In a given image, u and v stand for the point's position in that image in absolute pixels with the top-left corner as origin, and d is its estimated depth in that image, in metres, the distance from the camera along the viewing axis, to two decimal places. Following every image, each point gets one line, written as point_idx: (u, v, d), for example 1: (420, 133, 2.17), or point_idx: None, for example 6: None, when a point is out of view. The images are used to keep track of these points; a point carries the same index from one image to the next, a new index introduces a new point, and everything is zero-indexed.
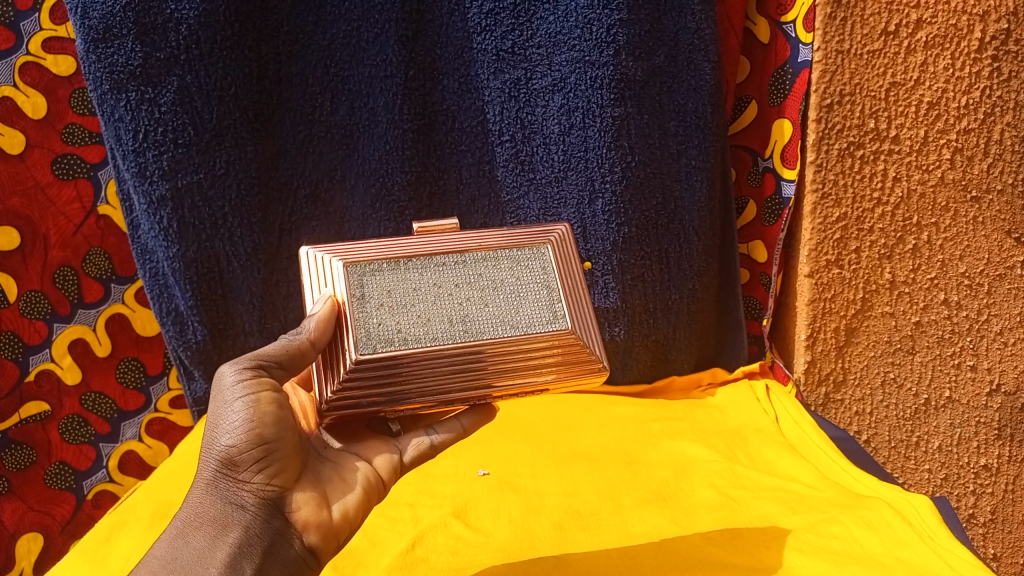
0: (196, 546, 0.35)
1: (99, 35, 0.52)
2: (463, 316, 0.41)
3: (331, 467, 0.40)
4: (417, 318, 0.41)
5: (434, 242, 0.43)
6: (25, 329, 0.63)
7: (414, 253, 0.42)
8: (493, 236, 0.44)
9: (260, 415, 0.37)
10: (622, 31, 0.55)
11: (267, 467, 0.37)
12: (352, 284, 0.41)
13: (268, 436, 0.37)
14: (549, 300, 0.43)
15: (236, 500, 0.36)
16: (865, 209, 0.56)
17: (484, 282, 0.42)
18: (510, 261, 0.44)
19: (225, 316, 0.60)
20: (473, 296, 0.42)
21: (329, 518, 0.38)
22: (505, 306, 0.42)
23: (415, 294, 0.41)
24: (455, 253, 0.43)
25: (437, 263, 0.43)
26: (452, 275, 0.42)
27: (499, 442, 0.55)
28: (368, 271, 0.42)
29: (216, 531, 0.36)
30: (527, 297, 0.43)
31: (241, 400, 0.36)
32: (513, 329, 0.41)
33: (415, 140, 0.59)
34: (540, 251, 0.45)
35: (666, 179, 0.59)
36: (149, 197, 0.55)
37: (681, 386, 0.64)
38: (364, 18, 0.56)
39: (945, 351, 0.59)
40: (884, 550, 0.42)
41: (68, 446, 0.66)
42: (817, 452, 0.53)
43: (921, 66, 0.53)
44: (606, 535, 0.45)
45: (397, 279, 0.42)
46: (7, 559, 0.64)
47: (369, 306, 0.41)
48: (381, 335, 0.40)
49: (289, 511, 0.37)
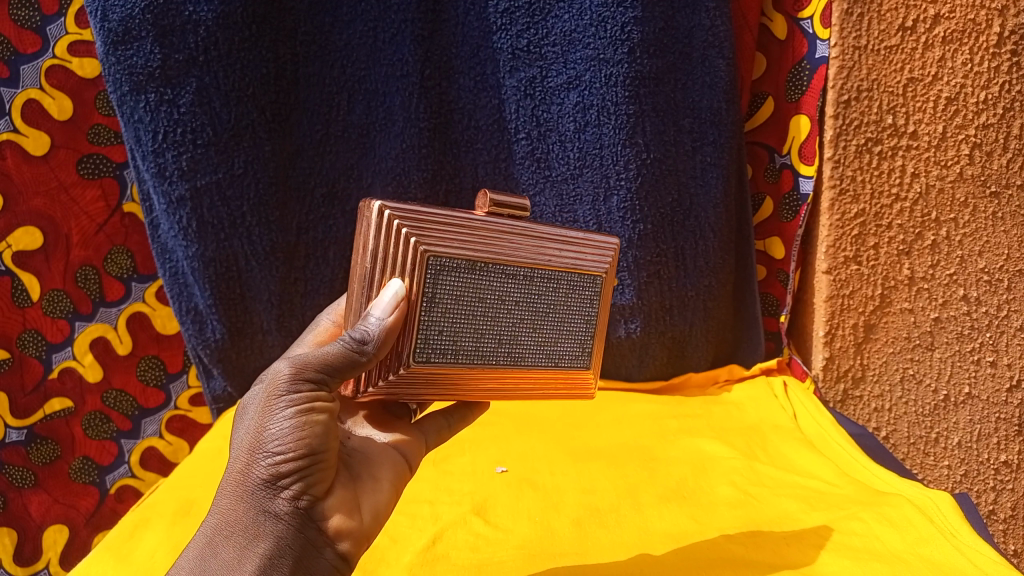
0: (225, 557, 0.34)
1: (118, 37, 0.52)
2: (511, 339, 0.40)
3: (360, 464, 0.39)
4: (471, 335, 0.39)
5: (508, 241, 0.39)
6: (48, 328, 0.63)
7: (490, 257, 0.39)
8: (564, 251, 0.41)
9: (310, 424, 0.35)
10: (637, 29, 0.55)
11: (307, 477, 0.35)
12: (426, 282, 0.38)
13: (314, 446, 0.35)
14: (586, 331, 0.43)
15: (272, 509, 0.35)
16: (882, 205, 0.56)
17: (540, 305, 0.41)
18: (569, 283, 0.42)
19: (244, 315, 0.61)
20: (526, 319, 0.41)
21: (360, 525, 0.37)
22: (550, 336, 0.42)
23: (478, 307, 0.39)
24: (526, 265, 0.40)
25: (508, 271, 0.40)
26: (517, 292, 0.40)
27: (516, 439, 0.56)
28: (445, 271, 0.38)
29: (248, 541, 0.34)
30: (571, 326, 0.43)
31: (292, 407, 0.34)
32: (548, 359, 0.42)
33: (431, 138, 0.59)
34: (596, 279, 0.43)
35: (680, 176, 0.59)
36: (168, 197, 0.56)
37: (697, 383, 0.64)
38: (380, 18, 0.56)
39: (964, 347, 0.58)
40: (906, 547, 0.42)
41: (91, 441, 0.67)
42: (836, 450, 0.53)
43: (939, 61, 0.53)
44: (625, 532, 0.45)
45: (469, 285, 0.39)
46: (34, 550, 0.66)
47: (435, 313, 0.38)
48: (438, 345, 0.39)
49: (322, 520, 0.36)
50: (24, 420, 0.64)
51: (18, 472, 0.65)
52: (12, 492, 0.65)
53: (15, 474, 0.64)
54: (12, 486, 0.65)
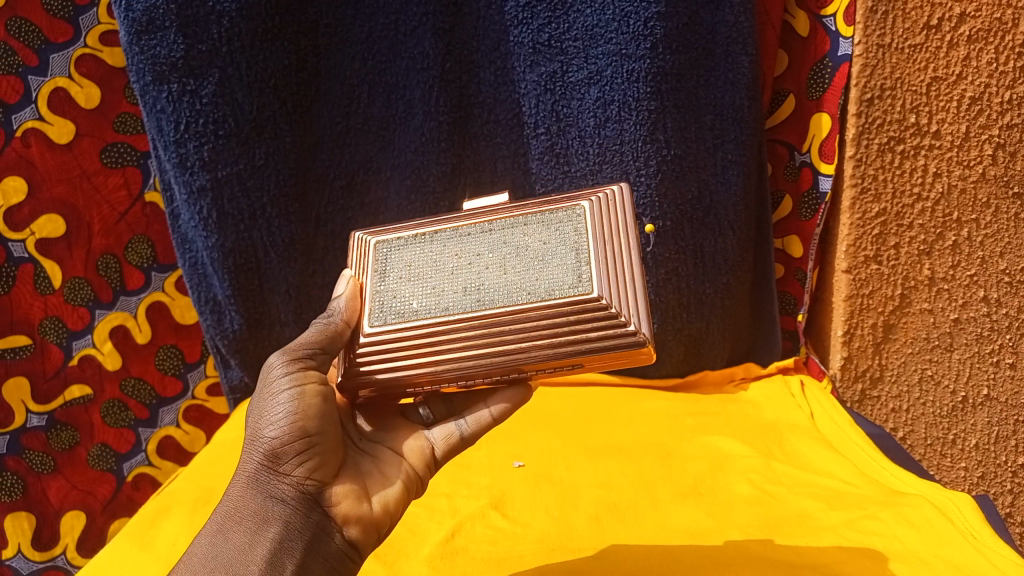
0: (236, 542, 0.37)
1: (141, 27, 0.53)
2: (479, 284, 0.40)
3: (371, 461, 0.41)
4: (431, 289, 0.41)
5: (464, 216, 0.43)
6: (69, 315, 0.64)
7: (441, 227, 0.43)
8: (530, 203, 0.42)
9: (304, 407, 0.38)
10: (660, 25, 0.54)
11: (307, 461, 0.38)
12: (378, 261, 0.43)
13: (310, 430, 0.38)
14: (575, 262, 0.39)
15: (277, 494, 0.38)
16: (904, 204, 0.56)
17: (509, 250, 0.41)
18: (540, 225, 0.41)
19: (261, 306, 0.61)
20: (493, 264, 0.40)
21: (368, 511, 0.39)
22: (526, 273, 0.40)
23: (434, 267, 0.41)
24: (482, 225, 0.42)
25: (462, 236, 0.42)
26: (474, 247, 0.41)
27: (533, 434, 0.56)
28: (394, 247, 0.43)
29: (257, 526, 0.37)
30: (551, 263, 0.40)
31: (287, 392, 0.38)
32: (529, 296, 0.38)
33: (451, 132, 0.59)
34: (572, 213, 0.41)
35: (701, 173, 0.59)
36: (189, 187, 0.56)
37: (713, 380, 0.64)
38: (401, 11, 0.56)
39: (983, 350, 0.58)
40: (927, 550, 0.42)
41: (109, 429, 0.67)
42: (854, 449, 0.53)
43: (963, 60, 0.52)
44: (644, 528, 0.45)
45: (420, 253, 0.42)
46: (53, 535, 0.67)
47: (387, 280, 0.42)
48: (393, 306, 0.41)
49: (328, 505, 0.38)
50: (45, 406, 0.65)
51: (38, 458, 0.65)
52: (31, 477, 0.65)
53: (35, 459, 0.65)
54: (32, 471, 0.65)
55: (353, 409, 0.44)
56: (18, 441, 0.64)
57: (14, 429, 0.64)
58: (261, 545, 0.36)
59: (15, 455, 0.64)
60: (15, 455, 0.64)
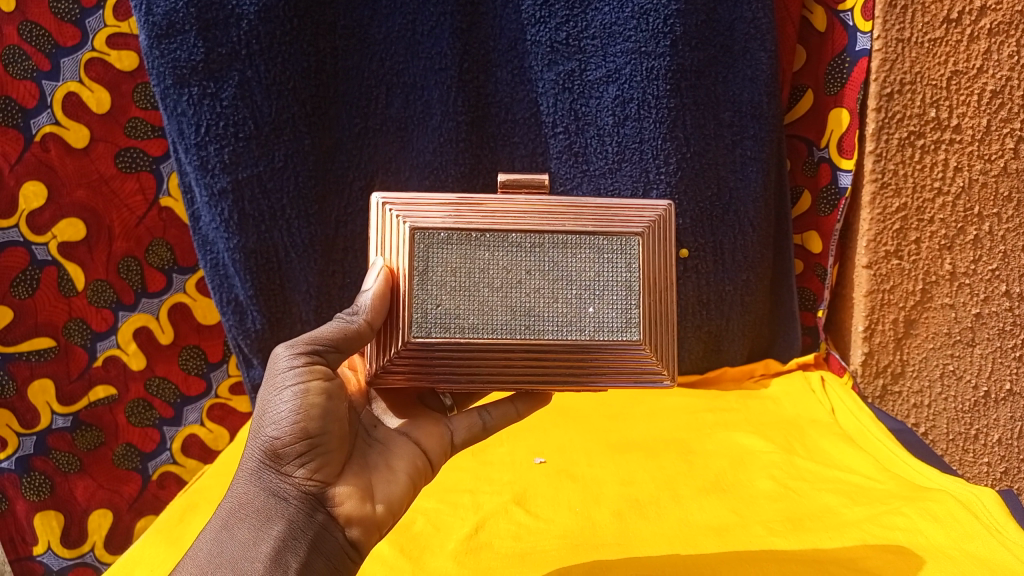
0: (241, 540, 0.37)
1: (163, 31, 0.53)
2: (527, 309, 0.41)
3: (378, 453, 0.42)
4: (478, 305, 0.41)
5: (510, 214, 0.41)
6: (93, 317, 0.65)
7: (489, 227, 0.41)
8: (584, 215, 0.41)
9: (306, 408, 0.37)
10: (679, 22, 0.55)
11: (309, 462, 0.38)
12: (416, 257, 0.41)
13: (312, 431, 0.37)
14: (625, 303, 0.41)
15: (280, 493, 0.38)
16: (924, 199, 0.56)
17: (559, 274, 0.41)
18: (593, 250, 0.42)
19: (283, 305, 0.62)
20: (543, 288, 0.41)
21: (372, 512, 0.39)
22: (576, 305, 0.41)
23: (481, 277, 0.41)
24: (533, 234, 0.41)
25: (511, 241, 0.41)
26: (524, 261, 0.41)
27: (554, 430, 0.56)
28: (435, 242, 0.41)
29: (261, 523, 0.37)
30: (601, 296, 0.41)
31: (288, 391, 0.37)
32: (578, 333, 0.41)
33: (469, 132, 0.60)
34: (628, 243, 0.42)
35: (720, 170, 0.59)
36: (211, 189, 0.57)
37: (732, 376, 0.64)
38: (419, 11, 0.57)
39: (1006, 344, 0.59)
40: (951, 544, 0.41)
41: (134, 428, 0.69)
42: (876, 445, 0.53)
43: (984, 54, 0.53)
44: (664, 523, 0.46)
45: (465, 256, 0.41)
46: (81, 532, 0.69)
47: (429, 285, 0.41)
48: (439, 319, 0.41)
49: (332, 505, 0.38)
50: (70, 407, 0.66)
51: (64, 458, 0.67)
52: (58, 477, 0.67)
53: (62, 460, 0.67)
54: (59, 471, 0.67)
55: (367, 396, 0.45)
56: (45, 442, 0.66)
57: (40, 430, 0.66)
58: (266, 544, 0.37)
59: (42, 455, 0.66)
60: (42, 456, 0.66)
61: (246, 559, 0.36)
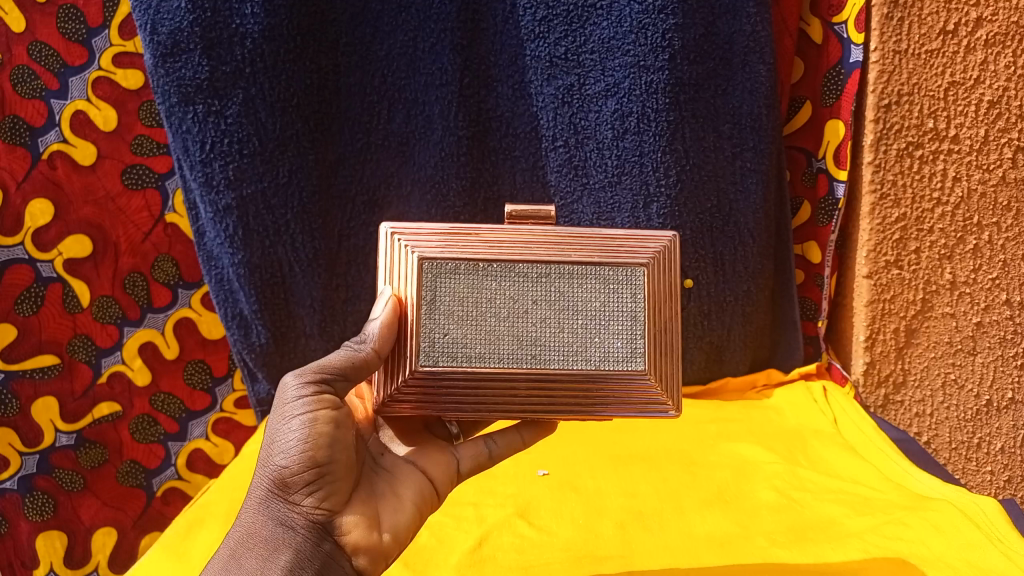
0: (250, 568, 0.37)
1: (166, 50, 0.54)
2: (534, 339, 0.41)
3: (385, 482, 0.42)
4: (485, 334, 0.41)
5: (516, 243, 0.41)
6: (98, 333, 0.66)
7: (496, 258, 0.41)
8: (589, 246, 0.42)
9: (315, 437, 0.37)
10: (678, 36, 0.55)
11: (317, 491, 0.38)
12: (424, 287, 0.41)
13: (321, 459, 0.38)
14: (630, 333, 0.42)
15: (287, 522, 0.38)
16: (924, 209, 0.56)
17: (565, 304, 0.42)
18: (599, 280, 0.42)
19: (287, 320, 0.62)
20: (549, 318, 0.41)
21: (379, 541, 0.40)
22: (582, 335, 0.42)
23: (488, 307, 0.41)
24: (539, 264, 0.41)
25: (518, 272, 0.41)
26: (530, 291, 0.41)
27: (558, 444, 0.57)
28: (442, 272, 0.41)
29: (269, 553, 0.38)
30: (608, 327, 0.42)
31: (298, 420, 0.37)
32: (584, 363, 0.41)
33: (470, 146, 0.60)
34: (633, 273, 0.42)
35: (720, 182, 0.59)
36: (215, 205, 0.57)
37: (735, 388, 0.64)
38: (420, 28, 0.57)
39: (1007, 352, 0.59)
40: (954, 554, 0.42)
41: (139, 445, 0.69)
42: (879, 454, 0.53)
43: (981, 64, 0.53)
44: (668, 535, 0.46)
45: (472, 286, 0.41)
46: (84, 553, 0.70)
47: (436, 314, 0.41)
48: (446, 348, 0.41)
49: (340, 534, 0.39)
50: (74, 424, 0.67)
51: (67, 476, 0.68)
52: (62, 496, 0.68)
53: (65, 478, 0.68)
54: (62, 489, 0.68)
55: (375, 424, 0.45)
56: (48, 460, 0.67)
57: (44, 448, 0.66)
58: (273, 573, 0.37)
59: (45, 474, 0.67)
60: (46, 474, 0.67)
61: None
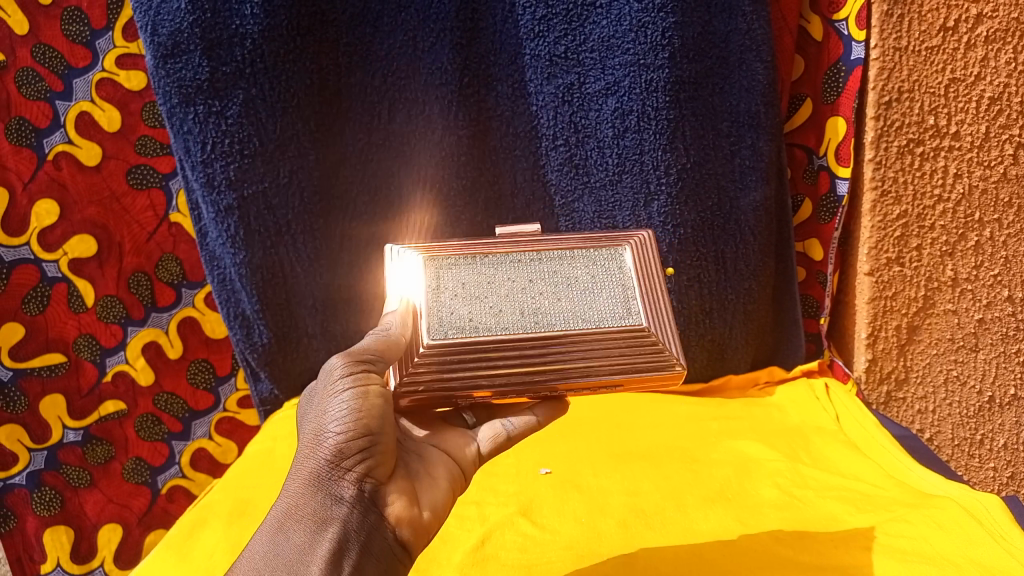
0: (296, 542, 0.36)
1: (167, 51, 0.54)
2: (536, 309, 0.42)
3: (419, 461, 0.42)
4: (489, 308, 0.42)
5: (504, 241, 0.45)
6: (102, 333, 0.66)
7: (487, 250, 0.44)
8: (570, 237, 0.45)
9: (366, 409, 0.37)
10: (677, 34, 0.55)
11: (366, 464, 0.38)
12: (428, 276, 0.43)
13: (373, 431, 0.38)
14: (623, 297, 0.43)
15: (335, 494, 0.37)
16: (925, 206, 0.56)
17: (559, 279, 0.43)
18: (587, 260, 0.44)
19: (289, 321, 0.62)
20: (547, 292, 0.43)
21: (420, 516, 0.39)
22: (580, 303, 0.43)
23: (488, 285, 0.43)
24: (526, 252, 0.44)
25: (510, 259, 0.44)
26: (525, 271, 0.43)
27: (559, 441, 0.56)
28: (443, 265, 0.44)
29: (316, 526, 0.37)
30: (600, 294, 0.43)
31: (350, 392, 0.37)
32: (586, 325, 0.42)
33: (471, 145, 0.60)
34: (616, 252, 0.45)
35: (721, 179, 0.59)
36: (217, 206, 0.58)
37: (737, 385, 0.64)
38: (419, 28, 0.57)
39: (1009, 349, 0.59)
40: (957, 551, 0.42)
41: (144, 443, 0.69)
42: (881, 450, 0.53)
43: (981, 61, 0.53)
44: (671, 533, 0.46)
45: (470, 272, 0.43)
46: (90, 548, 0.70)
47: (442, 296, 0.42)
48: (453, 323, 0.41)
49: (384, 508, 0.38)
50: (81, 421, 0.67)
51: (74, 473, 0.68)
52: (69, 492, 0.68)
53: (72, 474, 0.68)
54: (69, 485, 0.68)
55: None
56: (56, 456, 0.67)
57: (51, 445, 0.67)
58: (320, 545, 0.36)
59: (53, 470, 0.67)
60: (53, 470, 0.67)
61: (302, 561, 0.35)
